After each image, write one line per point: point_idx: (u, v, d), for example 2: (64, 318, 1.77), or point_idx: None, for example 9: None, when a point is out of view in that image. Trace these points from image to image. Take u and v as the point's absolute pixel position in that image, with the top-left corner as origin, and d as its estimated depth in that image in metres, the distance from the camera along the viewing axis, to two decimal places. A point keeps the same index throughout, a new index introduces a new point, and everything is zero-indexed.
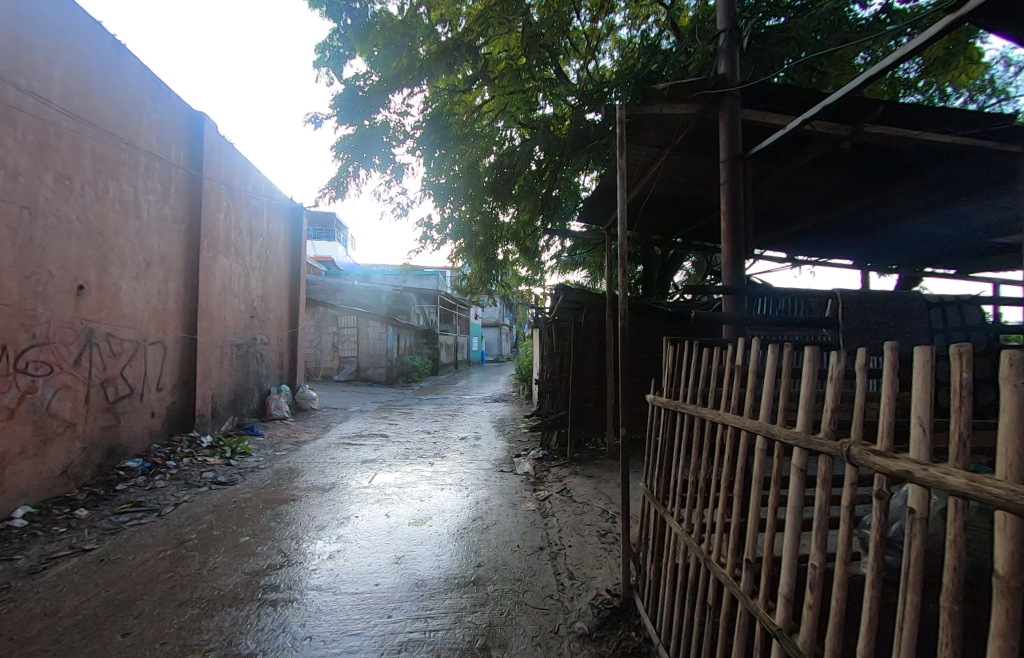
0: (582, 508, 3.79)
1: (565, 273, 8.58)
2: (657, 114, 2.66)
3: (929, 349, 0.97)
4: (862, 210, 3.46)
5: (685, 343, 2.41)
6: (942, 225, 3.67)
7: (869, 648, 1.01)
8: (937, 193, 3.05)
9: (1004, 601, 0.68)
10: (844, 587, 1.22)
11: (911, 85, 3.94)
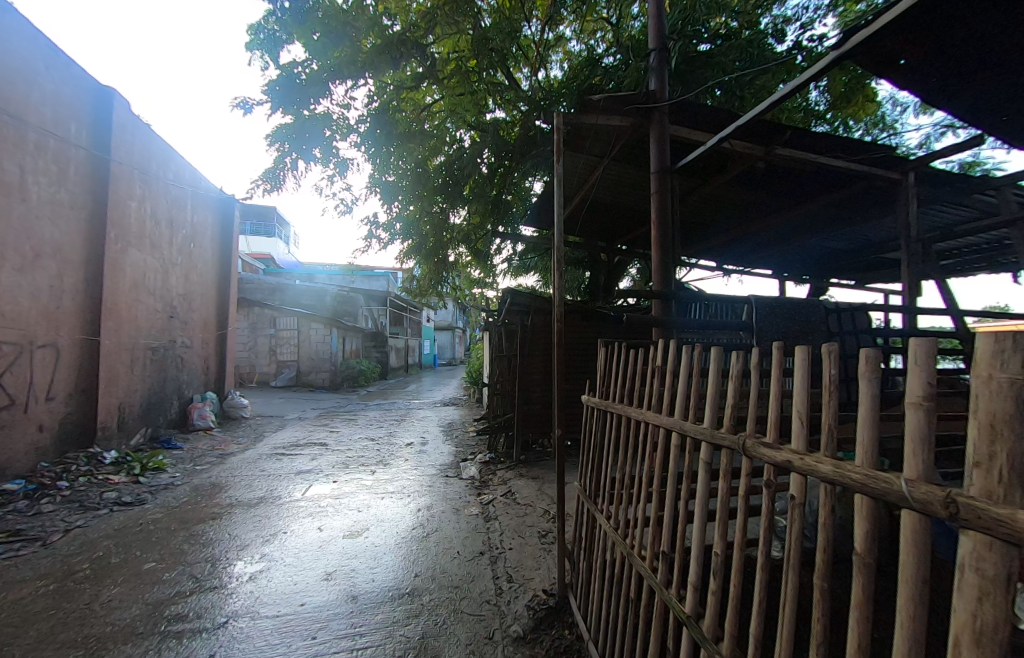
0: (525, 510, 3.80)
1: (516, 277, 8.69)
2: (594, 123, 2.79)
3: (806, 348, 1.08)
4: (776, 226, 3.83)
5: (615, 345, 2.52)
6: (843, 241, 4.14)
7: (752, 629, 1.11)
8: (836, 213, 3.45)
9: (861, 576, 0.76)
10: (738, 573, 1.34)
11: (820, 117, 4.42)
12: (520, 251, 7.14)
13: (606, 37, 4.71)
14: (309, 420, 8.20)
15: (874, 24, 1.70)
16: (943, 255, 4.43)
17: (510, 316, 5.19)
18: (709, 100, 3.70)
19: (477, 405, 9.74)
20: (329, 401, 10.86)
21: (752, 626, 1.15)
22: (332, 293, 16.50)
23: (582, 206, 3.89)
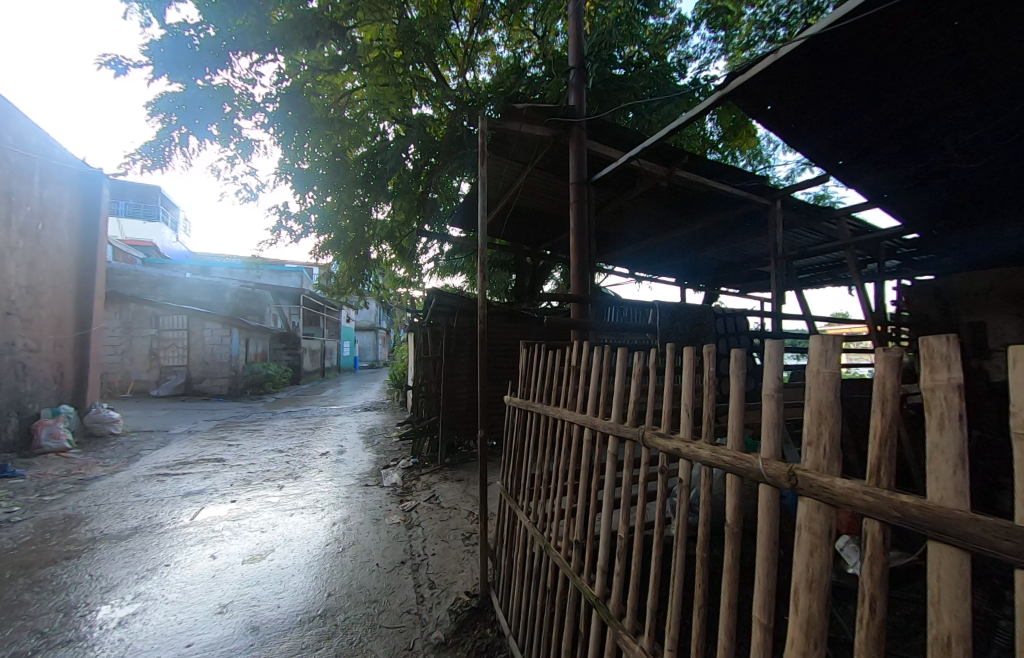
0: (450, 513, 3.76)
1: (443, 277, 8.57)
2: (518, 131, 2.88)
3: (693, 351, 1.34)
4: (678, 240, 4.31)
5: (535, 346, 2.62)
6: (731, 255, 4.82)
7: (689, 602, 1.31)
8: (726, 231, 4.00)
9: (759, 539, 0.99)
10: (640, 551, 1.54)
11: (714, 146, 5.11)
12: (447, 251, 7.08)
13: (532, 49, 4.88)
14: (203, 434, 7.16)
15: (751, 70, 1.92)
16: (803, 271, 5.40)
17: (436, 317, 5.10)
18: (623, 120, 4.12)
19: (403, 408, 9.40)
20: (230, 411, 9.58)
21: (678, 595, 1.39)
22: (233, 289, 14.64)
23: (508, 210, 3.98)
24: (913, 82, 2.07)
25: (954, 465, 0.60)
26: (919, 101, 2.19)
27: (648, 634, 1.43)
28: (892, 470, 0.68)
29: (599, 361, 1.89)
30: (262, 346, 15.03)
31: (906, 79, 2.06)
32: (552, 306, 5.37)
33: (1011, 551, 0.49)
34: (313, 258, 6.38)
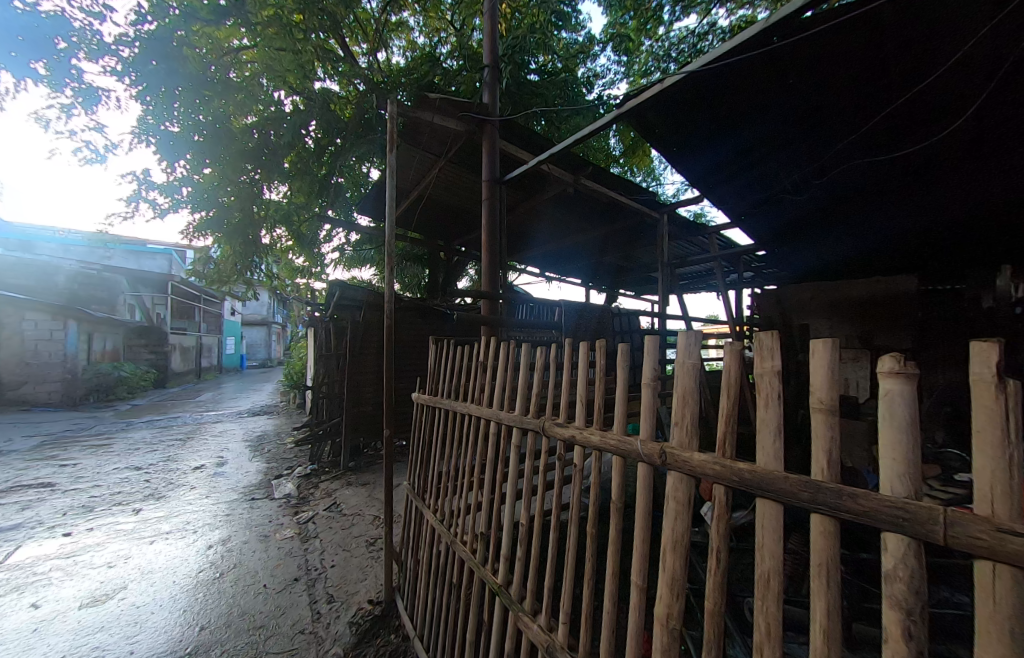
0: (351, 520, 3.54)
1: (350, 268, 7.99)
2: (430, 121, 2.82)
3: (600, 348, 1.53)
4: (584, 244, 4.66)
5: (444, 342, 2.58)
6: (629, 260, 5.36)
7: (587, 579, 1.47)
8: (624, 239, 4.44)
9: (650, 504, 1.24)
10: (544, 535, 1.66)
11: (616, 160, 5.63)
12: (354, 240, 6.64)
13: (449, 40, 4.81)
14: (14, 455, 5.56)
15: (639, 97, 2.01)
16: (685, 278, 6.26)
17: (340, 311, 4.74)
18: (536, 125, 4.30)
19: (302, 411, 8.56)
20: (62, 425, 7.62)
21: (572, 569, 1.53)
22: (67, 272, 11.86)
23: (421, 202, 3.86)
24: (764, 127, 2.36)
25: (774, 437, 0.84)
26: (769, 148, 2.56)
27: (546, 611, 1.55)
28: (734, 443, 0.94)
29: (505, 355, 1.94)
30: (112, 342, 12.27)
31: (768, 120, 2.27)
32: (466, 302, 5.39)
33: (811, 499, 0.74)
34: (183, 239, 5.42)
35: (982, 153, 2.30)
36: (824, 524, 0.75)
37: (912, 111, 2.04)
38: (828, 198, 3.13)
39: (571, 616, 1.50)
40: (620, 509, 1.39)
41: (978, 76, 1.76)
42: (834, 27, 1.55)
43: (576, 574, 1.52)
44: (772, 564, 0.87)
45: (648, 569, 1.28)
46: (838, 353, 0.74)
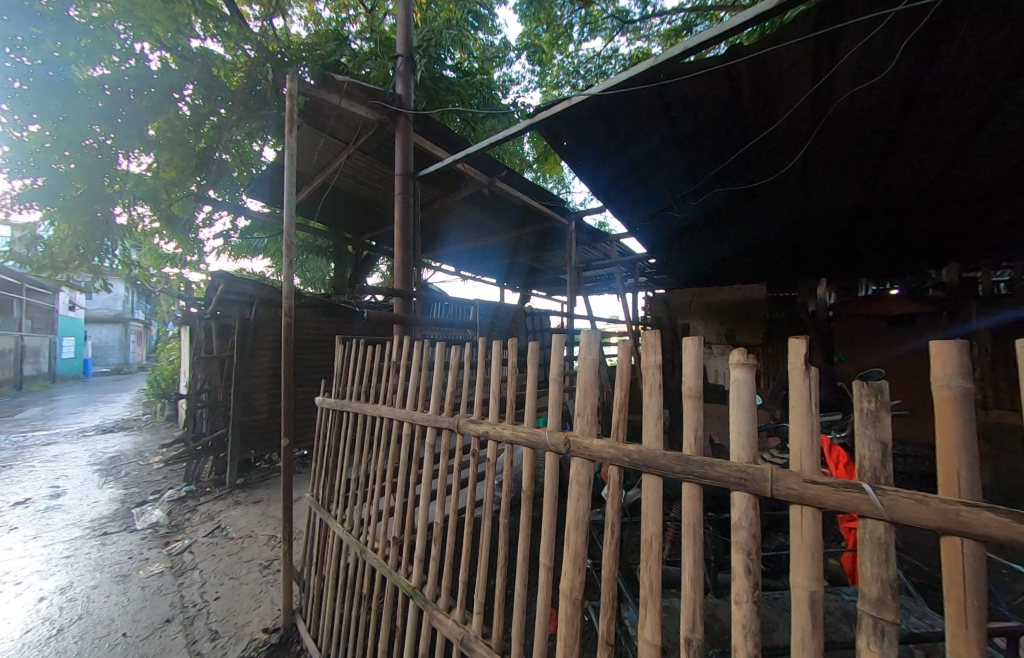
0: (239, 544, 3.11)
1: (239, 257, 7.00)
2: (336, 105, 2.62)
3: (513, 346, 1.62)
4: (502, 244, 4.79)
5: (352, 342, 2.42)
6: (544, 263, 5.67)
7: (503, 570, 1.53)
8: (538, 242, 4.69)
9: (556, 490, 1.38)
10: (460, 532, 1.67)
11: (530, 166, 5.89)
12: (243, 227, 5.87)
13: (359, 19, 4.53)
14: None
15: (550, 109, 2.02)
16: (594, 280, 6.82)
17: (223, 308, 4.16)
18: (452, 124, 4.28)
19: (176, 424, 7.26)
20: None
21: (486, 560, 1.59)
22: None
23: (326, 191, 3.55)
24: (653, 172, 2.62)
25: (657, 425, 1.21)
26: (653, 189, 2.83)
27: (460, 605, 1.57)
28: (623, 428, 1.25)
29: (419, 356, 1.91)
30: None
31: (661, 158, 2.46)
32: (377, 300, 5.13)
33: (688, 473, 1.10)
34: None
35: (804, 201, 2.93)
36: (695, 490, 1.11)
37: (746, 168, 2.49)
38: (698, 232, 3.67)
39: (484, 607, 1.53)
40: (531, 498, 1.47)
41: (808, 126, 2.05)
42: (707, 76, 1.78)
43: (492, 567, 1.58)
44: (654, 529, 1.19)
45: (555, 550, 1.39)
46: (704, 349, 1.09)
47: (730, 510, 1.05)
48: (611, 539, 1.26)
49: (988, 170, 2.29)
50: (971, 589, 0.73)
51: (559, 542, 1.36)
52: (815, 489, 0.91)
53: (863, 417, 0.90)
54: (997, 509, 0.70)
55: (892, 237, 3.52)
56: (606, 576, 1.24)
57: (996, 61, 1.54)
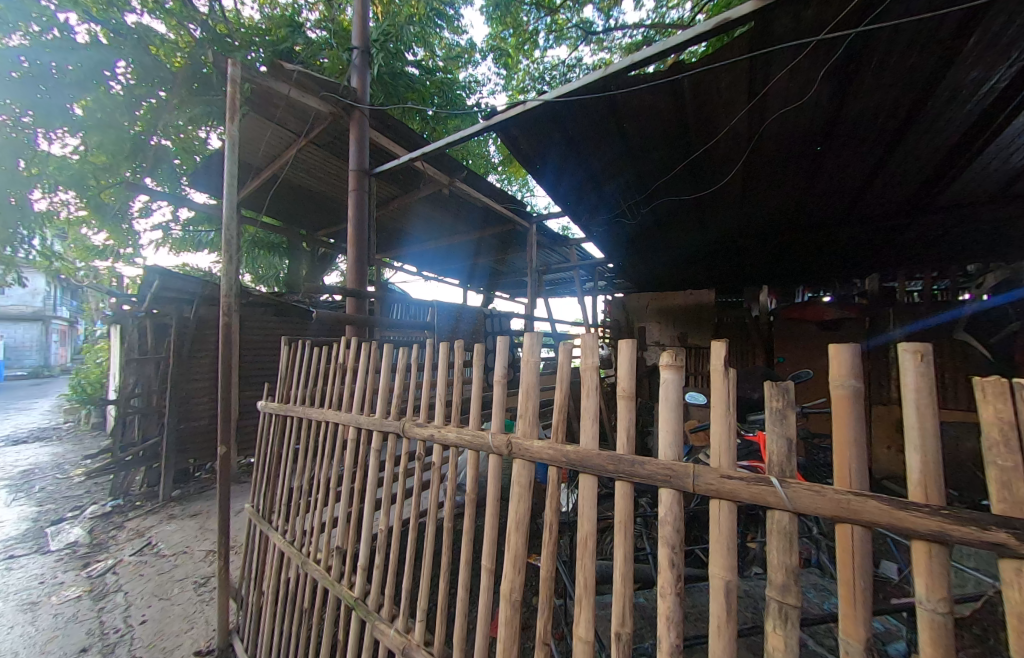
0: (172, 562, 2.87)
1: (180, 251, 6.52)
2: (285, 95, 2.50)
3: (460, 348, 1.60)
4: (465, 246, 4.77)
5: (298, 343, 2.30)
6: (508, 265, 5.70)
7: (447, 575, 1.50)
8: (501, 245, 4.72)
9: (497, 493, 1.37)
10: (405, 539, 1.62)
11: (495, 168, 5.91)
12: (185, 219, 5.49)
13: (317, 8, 4.37)
14: None
15: (506, 113, 2.03)
16: (558, 284, 6.93)
17: (159, 306, 3.86)
18: (412, 122, 4.21)
19: (104, 433, 6.62)
20: None
21: (430, 566, 1.55)
22: None
23: (276, 184, 3.37)
24: (608, 180, 2.69)
25: (593, 426, 1.23)
26: (609, 196, 2.91)
27: (403, 613, 1.52)
28: (562, 430, 1.27)
29: (365, 358, 1.84)
30: None
31: (616, 167, 2.53)
32: (332, 299, 4.96)
33: (620, 472, 1.13)
34: None
35: (747, 212, 3.11)
36: (626, 489, 1.14)
37: (692, 179, 2.60)
38: (652, 240, 3.82)
39: (428, 614, 1.50)
40: (475, 502, 1.45)
41: (745, 141, 2.17)
42: (652, 89, 1.84)
43: (438, 572, 1.54)
44: (589, 527, 1.21)
45: (497, 553, 1.38)
46: (636, 351, 1.12)
47: (658, 507, 1.10)
48: (549, 539, 1.28)
49: (900, 191, 2.56)
50: (859, 572, 0.81)
51: (501, 545, 1.35)
52: (731, 484, 0.97)
53: (773, 415, 0.96)
54: (880, 499, 0.76)
55: (824, 249, 3.84)
56: (545, 574, 1.25)
57: (902, 92, 1.72)
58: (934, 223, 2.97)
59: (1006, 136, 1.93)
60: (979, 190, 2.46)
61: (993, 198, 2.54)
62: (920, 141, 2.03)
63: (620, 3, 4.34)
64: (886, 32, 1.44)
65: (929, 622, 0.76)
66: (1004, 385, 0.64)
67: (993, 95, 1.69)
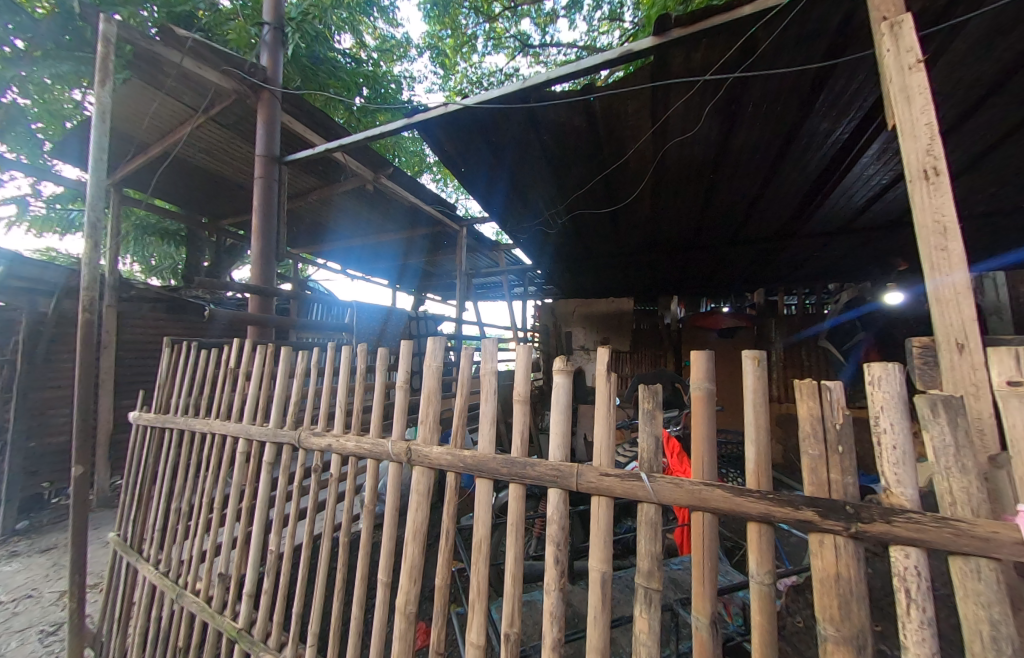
0: (8, 610, 2.36)
1: (43, 232, 5.45)
2: (178, 66, 2.23)
3: (363, 352, 1.52)
4: (395, 245, 4.64)
5: (183, 345, 2.05)
6: (441, 267, 5.64)
7: (342, 594, 1.40)
8: (434, 246, 4.66)
9: (398, 502, 1.33)
10: (297, 559, 1.49)
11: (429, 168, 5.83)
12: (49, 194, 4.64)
13: None
14: None
15: (428, 113, 2.00)
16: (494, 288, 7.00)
17: (5, 298, 3.20)
18: (336, 112, 3.99)
19: None
20: None
21: (324, 585, 1.45)
22: None
23: (166, 163, 2.95)
24: (532, 190, 2.78)
25: (493, 430, 1.26)
26: (534, 205, 3.00)
27: (292, 639, 1.40)
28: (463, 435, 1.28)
29: (259, 363, 1.70)
30: None
31: (540, 178, 2.61)
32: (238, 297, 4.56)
33: (513, 475, 1.16)
34: None
35: (655, 228, 3.37)
36: (520, 491, 1.17)
37: (604, 192, 2.75)
38: (577, 250, 4.00)
39: (320, 638, 1.40)
40: (375, 513, 1.38)
41: (651, 163, 2.36)
42: (568, 106, 1.93)
43: (333, 592, 1.43)
44: (483, 531, 1.22)
45: (394, 565, 1.33)
46: (531, 356, 1.17)
47: (546, 506, 1.14)
48: (446, 545, 1.27)
49: (776, 220, 2.98)
50: (709, 549, 0.96)
51: (400, 558, 1.30)
52: (608, 480, 1.05)
53: (646, 416, 1.07)
54: (725, 488, 0.96)
55: (724, 266, 4.34)
56: (441, 582, 1.24)
57: (774, 133, 2.00)
58: (804, 248, 3.51)
59: (849, 179, 2.34)
60: (833, 222, 2.96)
61: (843, 230, 3.09)
62: (788, 177, 2.38)
63: (555, 21, 4.55)
64: (761, 79, 1.67)
65: (756, 593, 0.94)
66: (812, 386, 0.93)
67: (838, 144, 2.03)
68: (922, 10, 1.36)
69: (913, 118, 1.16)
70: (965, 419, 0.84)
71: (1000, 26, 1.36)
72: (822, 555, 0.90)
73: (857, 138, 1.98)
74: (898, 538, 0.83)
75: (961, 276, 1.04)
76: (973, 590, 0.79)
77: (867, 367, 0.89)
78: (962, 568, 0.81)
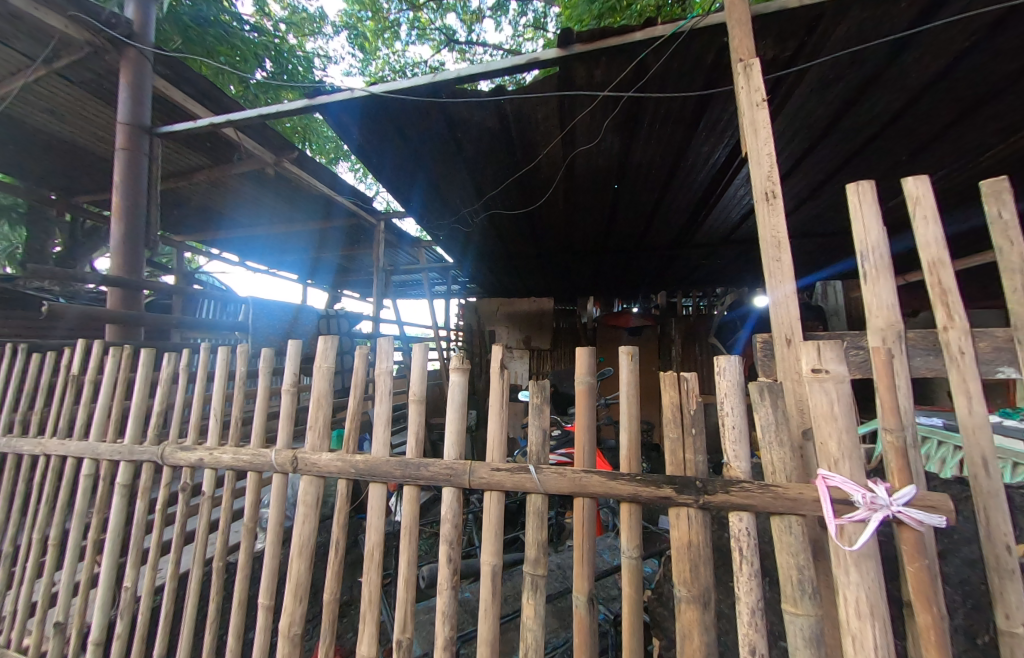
0: None
1: None
2: (11, 9, 1.78)
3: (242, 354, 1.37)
4: (305, 238, 4.29)
5: (5, 350, 1.66)
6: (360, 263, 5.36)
7: (217, 625, 1.25)
8: (349, 241, 4.41)
9: (282, 516, 1.21)
10: (161, 593, 1.30)
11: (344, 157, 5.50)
12: None
13: None
14: None
15: (334, 97, 1.87)
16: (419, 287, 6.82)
17: None
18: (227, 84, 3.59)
19: None
20: None
21: (193, 620, 1.27)
22: None
23: None
24: (449, 187, 2.74)
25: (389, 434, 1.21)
26: (451, 202, 2.96)
27: None
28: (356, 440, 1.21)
29: (110, 369, 1.44)
30: None
31: (457, 176, 2.60)
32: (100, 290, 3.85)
33: (407, 477, 1.13)
34: None
35: (568, 231, 3.53)
36: (414, 493, 1.15)
37: (518, 192, 2.79)
38: (496, 249, 4.04)
39: None
40: (256, 531, 1.25)
41: (562, 168, 2.46)
42: (480, 105, 1.93)
43: (205, 626, 1.26)
44: (376, 538, 1.17)
45: (277, 585, 1.21)
46: (422, 355, 1.15)
47: (440, 508, 1.13)
48: (336, 558, 1.19)
49: (671, 230, 3.34)
50: (587, 532, 1.03)
51: (285, 577, 1.19)
52: (498, 475, 1.07)
53: (534, 412, 1.11)
54: (601, 474, 1.03)
55: (633, 270, 4.74)
56: (330, 598, 1.16)
57: (667, 151, 2.22)
58: (696, 256, 3.98)
59: (725, 198, 2.70)
60: (716, 235, 3.41)
61: (724, 241, 3.55)
62: (679, 193, 2.67)
63: (481, 20, 4.62)
64: (654, 101, 1.84)
65: (627, 568, 1.03)
66: (672, 377, 1.04)
67: (716, 166, 2.33)
68: (773, 58, 1.61)
69: (758, 147, 1.36)
70: (783, 401, 1.01)
71: (828, 80, 1.67)
72: (679, 526, 1.01)
73: (730, 163, 2.30)
74: (734, 505, 0.97)
75: (789, 285, 1.24)
76: (787, 543, 0.95)
77: (714, 361, 1.02)
78: (779, 526, 0.96)
